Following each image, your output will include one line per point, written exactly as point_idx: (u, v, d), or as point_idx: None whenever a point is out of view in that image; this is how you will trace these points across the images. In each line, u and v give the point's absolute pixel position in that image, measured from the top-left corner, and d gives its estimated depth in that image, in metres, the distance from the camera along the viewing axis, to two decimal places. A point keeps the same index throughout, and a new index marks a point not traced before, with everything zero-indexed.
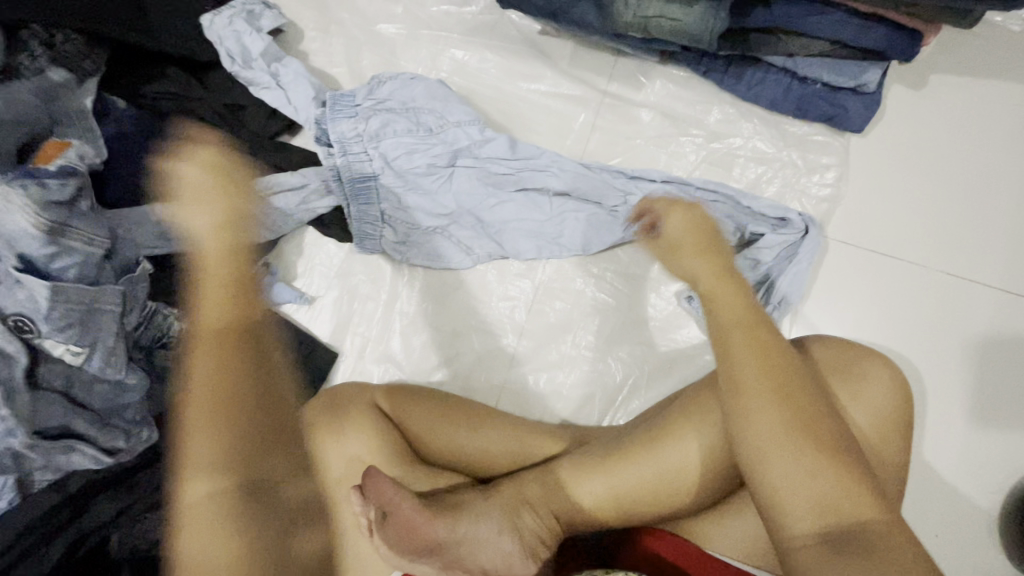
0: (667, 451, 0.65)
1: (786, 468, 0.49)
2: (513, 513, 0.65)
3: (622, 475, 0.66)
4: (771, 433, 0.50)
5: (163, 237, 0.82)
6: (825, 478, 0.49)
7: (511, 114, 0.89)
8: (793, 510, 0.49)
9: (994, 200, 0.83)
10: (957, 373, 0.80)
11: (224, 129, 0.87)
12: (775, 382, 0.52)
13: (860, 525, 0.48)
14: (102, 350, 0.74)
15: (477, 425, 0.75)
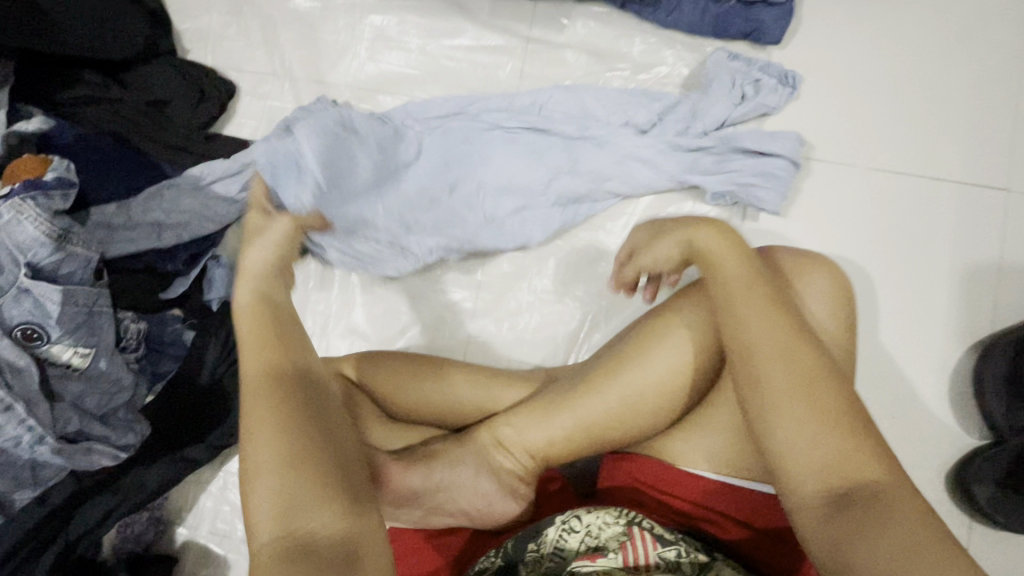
0: (638, 376, 0.66)
1: (788, 420, 0.47)
2: (487, 458, 0.68)
3: (595, 407, 0.67)
4: (783, 386, 0.48)
5: (106, 240, 0.78)
6: (827, 426, 0.46)
7: (439, 73, 0.89)
8: (802, 470, 0.46)
9: (928, 95, 0.85)
10: (904, 262, 0.82)
11: (149, 125, 0.86)
12: (781, 342, 0.50)
13: (872, 485, 0.44)
14: (107, 352, 0.71)
15: (445, 375, 0.76)
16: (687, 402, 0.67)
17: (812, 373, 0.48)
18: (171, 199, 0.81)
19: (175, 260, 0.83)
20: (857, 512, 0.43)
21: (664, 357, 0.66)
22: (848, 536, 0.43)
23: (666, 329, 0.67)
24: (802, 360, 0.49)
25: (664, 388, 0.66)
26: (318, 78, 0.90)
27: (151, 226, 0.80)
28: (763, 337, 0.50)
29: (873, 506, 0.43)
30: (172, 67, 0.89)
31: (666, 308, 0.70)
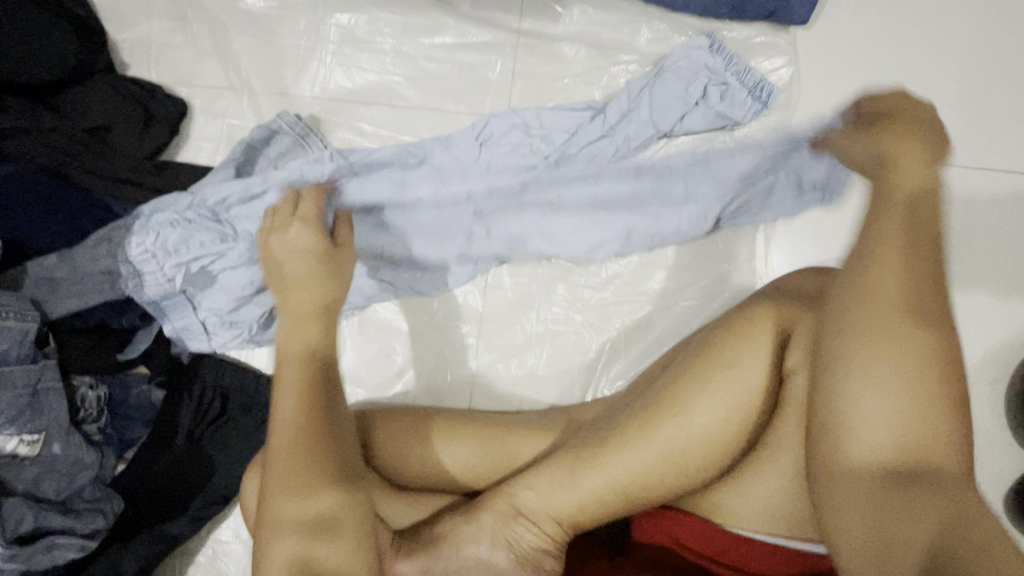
0: (673, 430, 0.58)
1: (867, 391, 0.41)
2: (505, 530, 0.60)
3: (621, 467, 0.59)
4: (866, 349, 0.41)
5: (51, 297, 0.68)
6: (912, 407, 0.39)
7: (420, 77, 0.78)
8: (857, 441, 0.41)
9: (974, 75, 0.76)
10: (955, 261, 0.73)
11: (91, 157, 0.75)
12: (900, 301, 0.41)
13: (943, 470, 0.39)
14: (60, 435, 0.62)
15: (453, 433, 0.68)
16: (738, 453, 0.59)
17: (922, 349, 0.40)
18: (121, 244, 0.70)
19: (130, 314, 0.72)
20: (916, 493, 0.38)
21: (723, 390, 0.57)
22: (897, 516, 0.38)
23: (711, 374, 0.57)
24: (918, 325, 0.40)
25: (705, 441, 0.57)
26: (282, 90, 0.79)
27: (102, 276, 0.70)
28: (868, 293, 0.42)
29: (937, 483, 0.38)
30: (111, 86, 0.77)
31: (703, 345, 0.60)
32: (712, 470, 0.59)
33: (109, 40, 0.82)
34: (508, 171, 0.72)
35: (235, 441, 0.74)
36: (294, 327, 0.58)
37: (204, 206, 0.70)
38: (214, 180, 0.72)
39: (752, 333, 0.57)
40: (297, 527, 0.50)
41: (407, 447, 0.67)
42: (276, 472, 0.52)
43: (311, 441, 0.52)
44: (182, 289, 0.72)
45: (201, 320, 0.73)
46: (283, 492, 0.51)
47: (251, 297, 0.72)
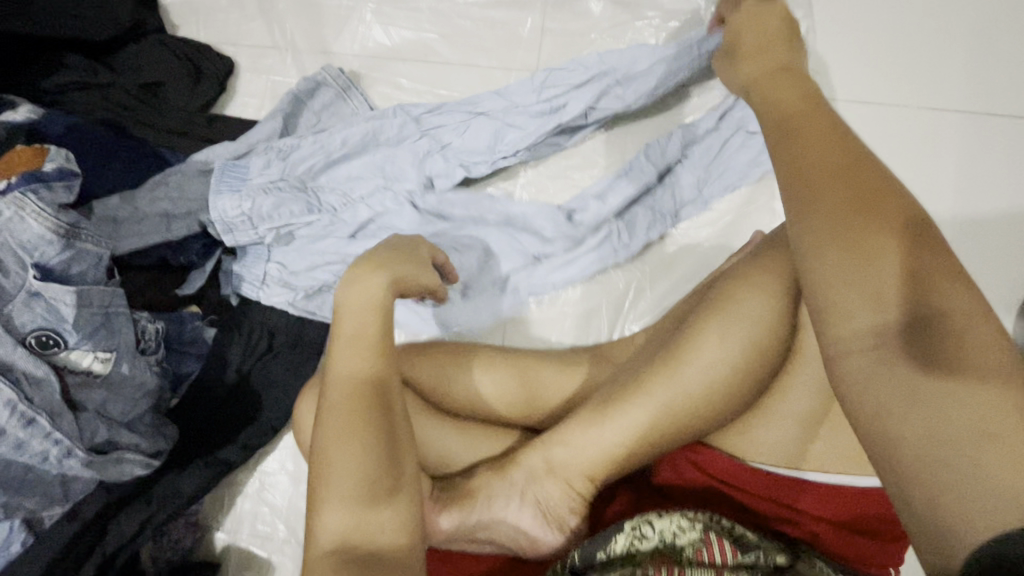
0: (708, 357, 0.62)
1: (839, 254, 0.36)
2: (537, 481, 0.65)
3: (664, 389, 0.63)
4: (823, 209, 0.37)
5: (114, 234, 0.72)
6: (889, 266, 0.35)
7: (455, 34, 0.82)
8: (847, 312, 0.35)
9: (982, 28, 0.80)
10: (970, 201, 0.76)
11: (145, 111, 0.80)
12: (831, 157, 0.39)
13: (957, 326, 0.32)
14: (128, 356, 0.66)
15: (489, 367, 0.72)
16: (756, 385, 0.64)
17: (869, 191, 0.37)
18: (178, 187, 0.75)
19: (191, 252, 0.77)
20: (925, 361, 0.32)
21: (740, 327, 0.62)
22: (934, 392, 0.31)
23: (736, 299, 0.63)
24: (865, 175, 0.38)
25: (734, 366, 0.62)
26: (324, 48, 0.84)
27: (160, 217, 0.74)
28: (801, 147, 0.40)
29: (953, 338, 0.32)
30: (164, 45, 0.82)
31: (721, 291, 0.65)
32: (739, 397, 0.63)
33: (161, 4, 0.87)
34: (541, 121, 0.76)
35: (281, 375, 0.78)
36: (353, 291, 0.56)
37: (262, 159, 0.77)
38: (262, 132, 0.78)
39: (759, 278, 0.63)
40: (360, 516, 0.46)
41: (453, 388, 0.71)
42: (339, 466, 0.48)
43: (378, 435, 0.49)
44: (267, 244, 0.77)
45: (265, 269, 0.77)
46: (346, 484, 0.47)
47: (313, 246, 0.77)
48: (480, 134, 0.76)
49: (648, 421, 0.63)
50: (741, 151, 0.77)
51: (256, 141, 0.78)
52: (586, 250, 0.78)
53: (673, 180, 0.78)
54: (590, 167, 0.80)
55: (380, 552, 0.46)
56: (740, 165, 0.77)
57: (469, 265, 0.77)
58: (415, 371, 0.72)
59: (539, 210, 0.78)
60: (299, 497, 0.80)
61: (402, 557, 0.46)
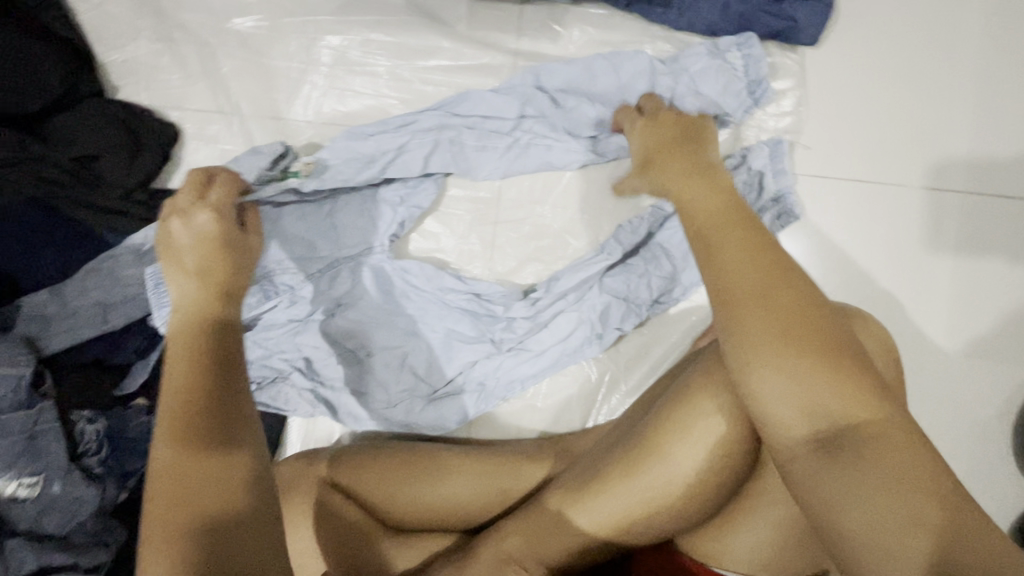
0: (677, 462, 0.57)
1: (774, 370, 0.38)
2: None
3: (630, 493, 0.58)
4: (755, 328, 0.39)
5: (45, 333, 0.67)
6: (816, 381, 0.38)
7: (415, 100, 0.76)
8: (780, 423, 0.39)
9: (973, 101, 0.76)
10: (965, 289, 0.73)
11: (80, 186, 0.73)
12: (761, 275, 0.41)
13: (865, 427, 0.37)
14: (59, 474, 0.62)
15: (445, 468, 0.67)
16: (724, 495, 0.58)
17: (792, 307, 0.40)
18: (112, 275, 0.70)
19: (127, 347, 0.72)
20: (853, 464, 0.36)
21: (701, 432, 0.56)
22: (862, 489, 0.36)
23: (710, 386, 0.58)
24: (787, 291, 0.40)
25: (705, 472, 0.56)
26: (274, 114, 0.77)
27: (95, 310, 0.69)
28: (732, 264, 0.42)
29: (871, 447, 0.36)
30: (98, 110, 0.75)
31: (685, 389, 0.59)
32: (709, 505, 0.58)
33: (97, 63, 0.80)
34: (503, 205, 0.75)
35: None
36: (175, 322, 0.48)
37: None
38: None
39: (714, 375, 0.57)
40: (190, 505, 0.38)
41: (399, 486, 0.66)
42: (160, 469, 0.39)
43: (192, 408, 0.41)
44: None
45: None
46: (170, 443, 0.39)
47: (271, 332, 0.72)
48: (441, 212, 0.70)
49: (613, 518, 0.59)
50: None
51: None
52: (555, 339, 0.72)
53: (654, 262, 0.71)
54: (561, 248, 0.74)
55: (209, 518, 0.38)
56: None
57: (427, 351, 0.73)
58: (358, 473, 0.67)
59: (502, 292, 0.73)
60: None
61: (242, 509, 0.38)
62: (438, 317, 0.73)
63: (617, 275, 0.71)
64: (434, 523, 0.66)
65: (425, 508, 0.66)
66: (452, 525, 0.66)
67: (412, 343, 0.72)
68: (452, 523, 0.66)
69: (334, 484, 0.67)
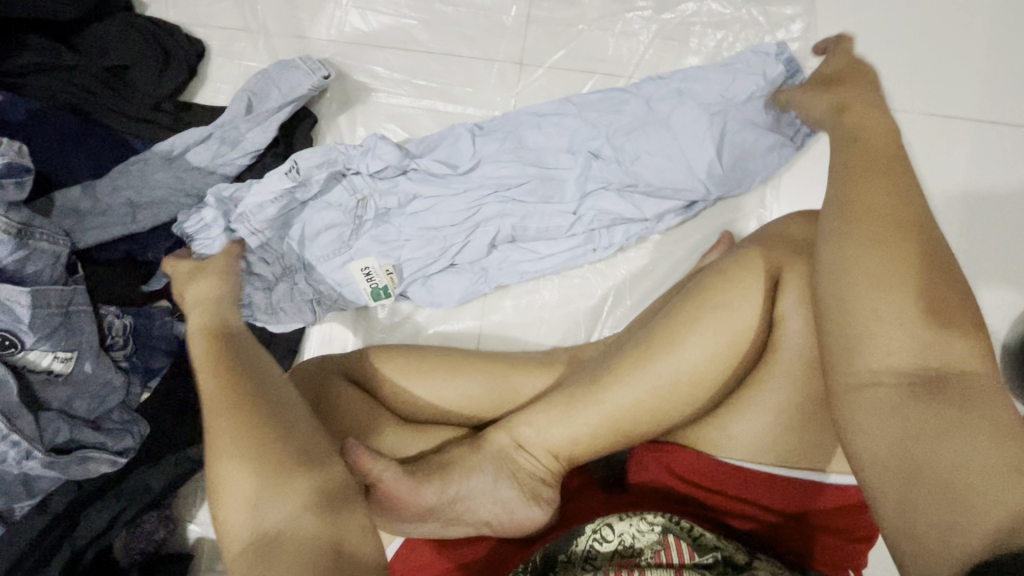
0: (682, 357, 0.61)
1: (864, 296, 0.44)
2: (507, 462, 0.62)
3: (636, 387, 0.61)
4: (868, 280, 0.44)
5: (76, 228, 0.70)
6: (923, 319, 0.42)
7: (436, 21, 0.78)
8: (880, 347, 0.42)
9: (987, 31, 0.77)
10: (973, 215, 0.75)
11: (112, 96, 0.76)
12: (899, 213, 0.45)
13: (961, 375, 0.40)
14: (91, 354, 0.65)
15: (454, 370, 0.70)
16: (724, 388, 0.62)
17: (913, 270, 0.43)
18: (141, 176, 0.73)
19: (156, 248, 0.75)
20: (944, 400, 0.39)
21: (711, 326, 0.60)
22: (925, 426, 0.39)
23: (719, 286, 0.62)
24: (912, 236, 0.45)
25: (711, 366, 0.60)
26: (298, 32, 0.80)
27: (125, 210, 0.72)
28: (868, 213, 0.46)
29: (957, 392, 0.40)
30: (130, 25, 0.77)
31: (694, 291, 0.63)
32: (708, 400, 0.62)
33: None
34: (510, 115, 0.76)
35: None
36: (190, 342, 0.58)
37: (228, 153, 0.75)
38: (228, 115, 0.75)
39: (739, 277, 0.61)
40: (258, 466, 0.49)
41: (411, 384, 0.69)
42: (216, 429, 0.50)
43: (239, 390, 0.52)
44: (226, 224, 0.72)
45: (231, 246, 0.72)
46: (219, 411, 0.51)
47: (268, 195, 0.72)
48: (457, 145, 0.74)
49: (625, 413, 0.62)
50: (738, 131, 0.72)
51: (221, 128, 0.75)
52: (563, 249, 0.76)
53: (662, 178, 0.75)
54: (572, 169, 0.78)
55: (277, 467, 0.49)
56: (745, 167, 0.73)
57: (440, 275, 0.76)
58: (372, 371, 0.70)
59: (519, 180, 0.74)
60: None
61: (296, 449, 0.51)
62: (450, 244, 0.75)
63: (614, 170, 0.73)
64: (444, 418, 0.69)
65: (436, 405, 0.69)
66: (460, 422, 0.69)
67: (417, 214, 0.74)
68: (460, 420, 0.69)
69: (350, 380, 0.70)
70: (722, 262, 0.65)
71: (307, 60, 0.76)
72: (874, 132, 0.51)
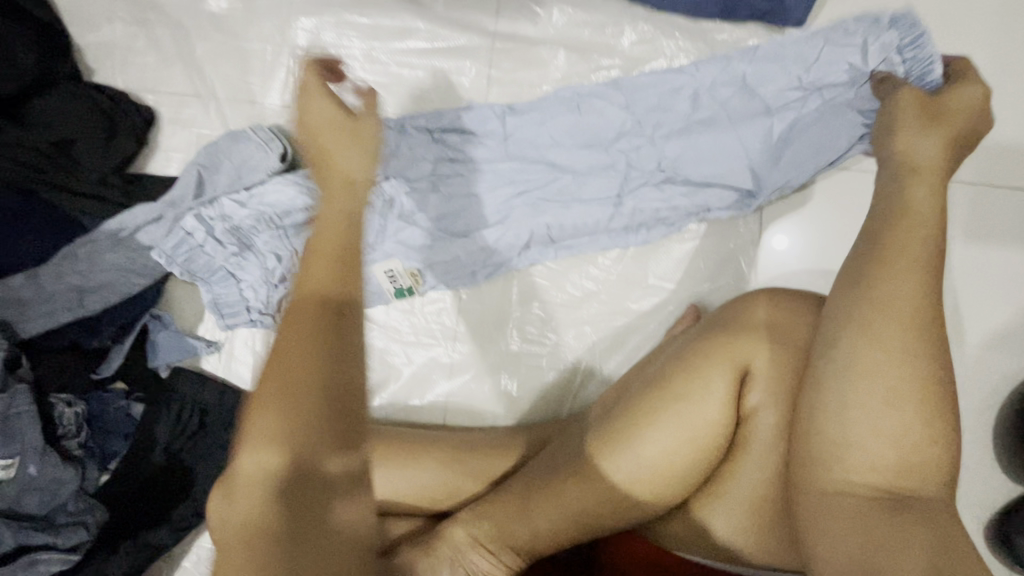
0: (645, 450, 0.56)
1: (870, 410, 0.44)
2: (468, 567, 0.59)
3: (602, 483, 0.58)
4: (876, 390, 0.44)
5: (21, 317, 0.68)
6: (904, 426, 0.43)
7: (392, 83, 0.74)
8: (858, 457, 0.43)
9: None
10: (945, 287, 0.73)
11: (57, 172, 0.72)
12: (915, 311, 0.45)
13: (923, 493, 0.43)
14: (35, 456, 0.64)
15: (415, 458, 0.67)
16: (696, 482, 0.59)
17: (920, 393, 0.43)
18: (88, 258, 0.71)
19: (102, 333, 0.72)
20: (909, 517, 0.41)
21: (672, 419, 0.56)
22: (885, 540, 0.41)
23: (681, 371, 0.58)
24: (898, 340, 0.44)
25: (678, 454, 0.56)
26: (249, 98, 0.76)
27: (72, 295, 0.70)
28: (879, 310, 0.45)
29: (918, 509, 0.42)
30: (73, 96, 0.74)
31: (658, 377, 0.59)
32: (674, 492, 0.58)
33: (72, 45, 0.79)
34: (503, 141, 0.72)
35: (209, 452, 0.75)
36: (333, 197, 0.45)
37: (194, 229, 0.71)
38: (180, 190, 0.72)
39: (698, 365, 0.57)
40: (274, 534, 0.33)
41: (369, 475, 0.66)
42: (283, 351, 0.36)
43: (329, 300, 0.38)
44: (219, 256, 0.72)
45: (217, 290, 0.72)
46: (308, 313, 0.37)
47: (248, 215, 0.71)
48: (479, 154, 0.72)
49: (593, 508, 0.58)
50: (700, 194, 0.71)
51: (176, 206, 0.72)
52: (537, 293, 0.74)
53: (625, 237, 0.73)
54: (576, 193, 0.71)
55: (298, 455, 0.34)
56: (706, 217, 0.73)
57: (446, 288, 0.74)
58: None
59: (510, 203, 0.72)
60: None
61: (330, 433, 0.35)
62: (451, 268, 0.74)
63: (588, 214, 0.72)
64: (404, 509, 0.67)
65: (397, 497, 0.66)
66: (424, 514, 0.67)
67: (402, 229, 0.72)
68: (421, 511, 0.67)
69: None
70: (682, 351, 0.60)
71: (259, 129, 0.73)
72: (896, 222, 0.49)
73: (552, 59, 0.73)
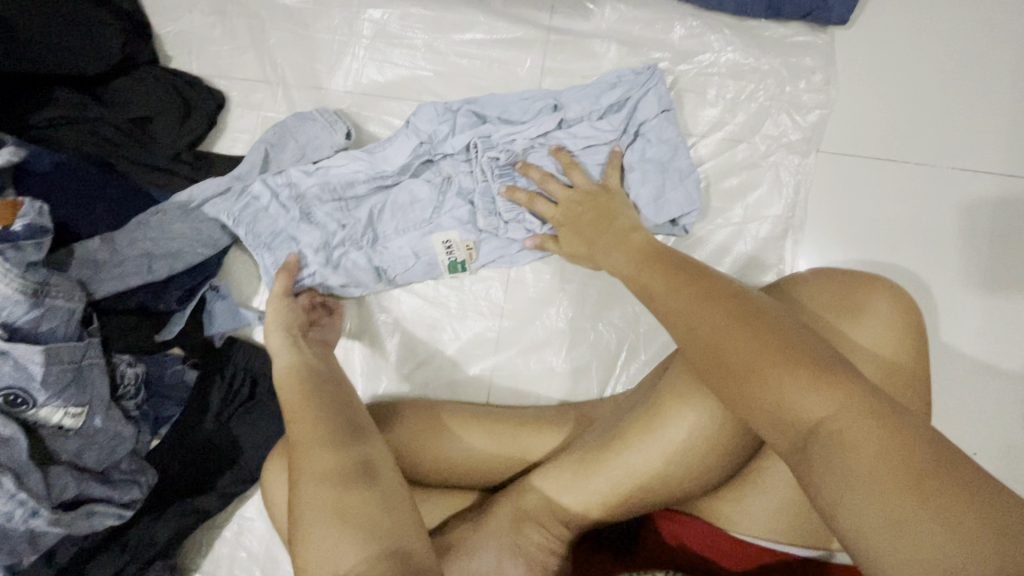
0: (647, 442, 0.58)
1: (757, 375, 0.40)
2: (516, 532, 0.60)
3: (624, 466, 0.59)
4: (743, 356, 0.41)
5: (92, 279, 0.71)
6: (793, 373, 0.39)
7: (451, 72, 0.79)
8: (773, 417, 0.40)
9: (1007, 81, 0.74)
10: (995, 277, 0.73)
11: (134, 147, 0.77)
12: (694, 295, 0.46)
13: (846, 427, 0.37)
14: (101, 408, 0.66)
15: (466, 427, 0.69)
16: (735, 465, 0.59)
17: (779, 348, 0.41)
18: (159, 226, 0.74)
19: (168, 297, 0.76)
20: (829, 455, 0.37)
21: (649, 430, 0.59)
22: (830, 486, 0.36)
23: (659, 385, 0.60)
24: (697, 325, 0.44)
25: (664, 452, 0.57)
26: (316, 84, 0.81)
27: (141, 260, 0.73)
28: (673, 303, 0.47)
29: (843, 446, 0.36)
30: (154, 78, 0.79)
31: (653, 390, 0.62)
32: (691, 478, 0.58)
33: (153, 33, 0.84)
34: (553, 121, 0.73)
35: (256, 421, 0.76)
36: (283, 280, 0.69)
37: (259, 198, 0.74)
38: (250, 165, 0.76)
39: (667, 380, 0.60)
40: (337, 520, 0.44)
41: (426, 445, 0.68)
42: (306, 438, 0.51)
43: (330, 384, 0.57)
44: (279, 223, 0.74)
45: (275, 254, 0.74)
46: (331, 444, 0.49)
47: (311, 184, 0.74)
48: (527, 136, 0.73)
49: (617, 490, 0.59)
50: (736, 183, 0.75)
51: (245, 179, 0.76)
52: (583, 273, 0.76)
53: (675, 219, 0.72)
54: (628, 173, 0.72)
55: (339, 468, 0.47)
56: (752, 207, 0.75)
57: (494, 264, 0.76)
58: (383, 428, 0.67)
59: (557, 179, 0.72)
60: (275, 544, 0.79)
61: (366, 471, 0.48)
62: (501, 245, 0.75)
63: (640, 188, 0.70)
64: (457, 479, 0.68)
65: (451, 468, 0.67)
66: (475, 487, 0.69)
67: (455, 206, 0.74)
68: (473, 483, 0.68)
69: None
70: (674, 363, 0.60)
71: (326, 112, 0.78)
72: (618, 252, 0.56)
73: (603, 51, 0.77)
